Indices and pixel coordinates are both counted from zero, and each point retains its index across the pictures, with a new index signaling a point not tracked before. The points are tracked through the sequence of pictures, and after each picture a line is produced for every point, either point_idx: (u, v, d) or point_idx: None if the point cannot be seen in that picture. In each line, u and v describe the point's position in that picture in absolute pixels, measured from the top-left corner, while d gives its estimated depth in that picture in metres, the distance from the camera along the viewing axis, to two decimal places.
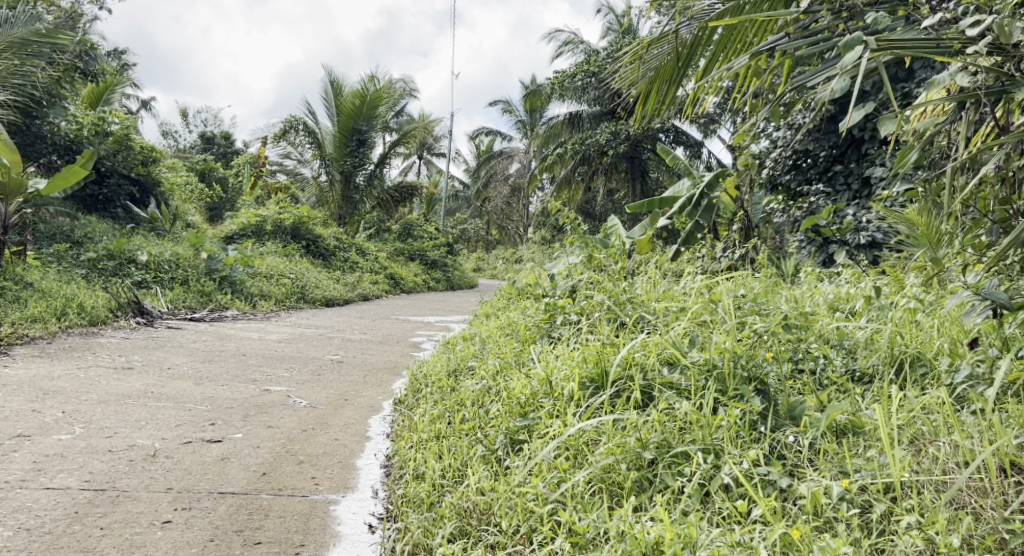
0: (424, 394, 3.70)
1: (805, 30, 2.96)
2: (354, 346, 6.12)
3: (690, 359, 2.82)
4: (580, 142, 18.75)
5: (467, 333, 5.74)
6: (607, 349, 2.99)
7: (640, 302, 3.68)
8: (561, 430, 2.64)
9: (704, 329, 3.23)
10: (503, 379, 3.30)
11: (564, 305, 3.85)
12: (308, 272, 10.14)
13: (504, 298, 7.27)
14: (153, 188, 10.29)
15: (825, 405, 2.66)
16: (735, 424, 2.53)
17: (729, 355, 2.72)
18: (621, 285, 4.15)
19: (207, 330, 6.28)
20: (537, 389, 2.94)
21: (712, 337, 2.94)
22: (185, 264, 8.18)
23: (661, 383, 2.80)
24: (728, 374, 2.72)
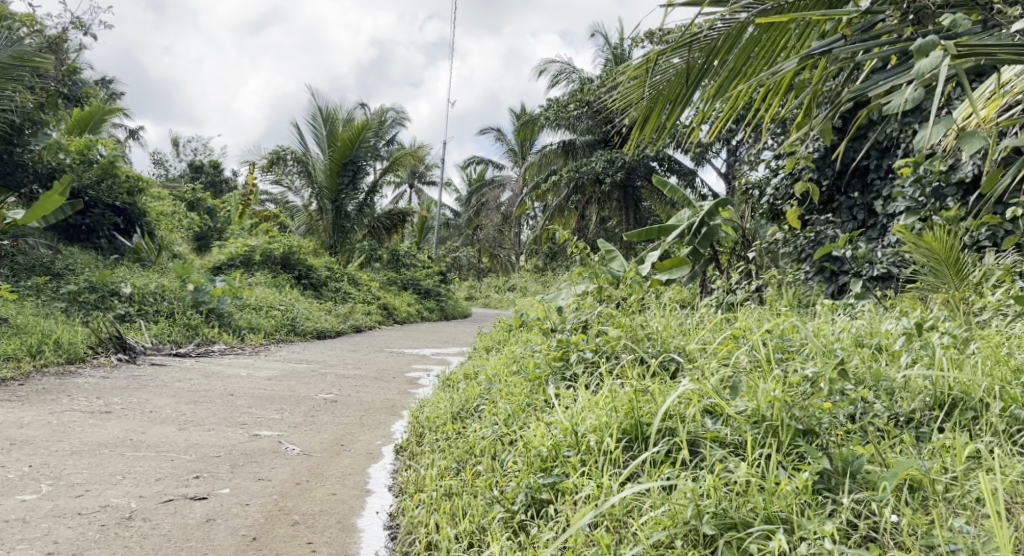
0: (428, 441, 3.43)
1: (865, 32, 2.75)
2: (347, 383, 5.82)
3: (735, 409, 2.61)
4: (574, 171, 18.61)
5: (470, 369, 5.49)
6: (639, 397, 2.73)
7: (660, 340, 3.44)
8: (600, 496, 2.37)
9: (740, 372, 2.99)
10: (518, 426, 3.04)
11: (576, 341, 3.58)
12: (298, 303, 9.85)
13: (504, 333, 7.01)
14: (139, 217, 10.01)
15: (890, 463, 2.43)
16: (804, 490, 2.28)
17: (779, 404, 2.52)
18: (636, 320, 3.92)
19: (192, 366, 5.97)
20: (562, 438, 2.68)
21: (757, 383, 2.74)
22: (170, 296, 7.88)
23: (708, 438, 2.54)
24: (783, 430, 2.49)
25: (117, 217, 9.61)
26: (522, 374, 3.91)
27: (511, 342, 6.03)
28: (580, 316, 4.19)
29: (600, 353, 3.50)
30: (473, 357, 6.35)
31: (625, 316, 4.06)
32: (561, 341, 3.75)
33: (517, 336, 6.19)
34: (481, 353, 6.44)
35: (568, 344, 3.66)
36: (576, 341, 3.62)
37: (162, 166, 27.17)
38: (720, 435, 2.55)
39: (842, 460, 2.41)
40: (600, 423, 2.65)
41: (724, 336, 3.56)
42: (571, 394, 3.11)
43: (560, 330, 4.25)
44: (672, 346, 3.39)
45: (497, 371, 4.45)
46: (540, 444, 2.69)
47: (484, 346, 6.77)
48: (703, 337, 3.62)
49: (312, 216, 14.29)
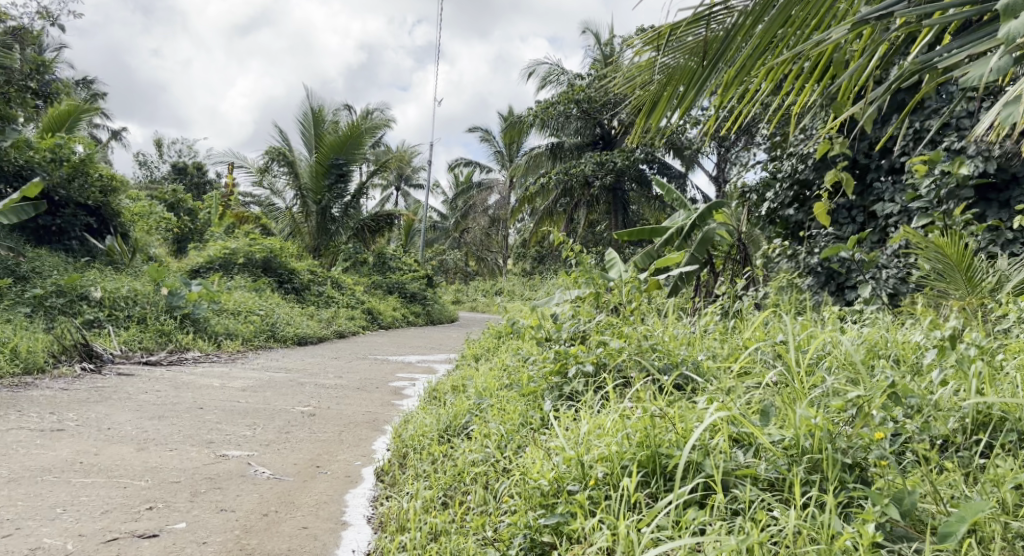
0: (411, 464, 3.11)
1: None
2: (327, 393, 5.48)
3: (769, 438, 2.38)
4: (563, 173, 18.34)
5: (458, 381, 5.18)
6: (657, 424, 2.43)
7: (669, 352, 3.17)
8: (617, 543, 2.09)
9: (768, 393, 2.72)
10: (514, 451, 2.74)
11: (574, 353, 3.29)
12: (279, 308, 9.50)
13: (494, 341, 6.71)
14: (112, 218, 9.61)
15: (952, 506, 2.20)
16: (862, 540, 2.03)
17: (821, 435, 2.30)
18: (639, 329, 3.63)
19: (162, 375, 5.62)
20: (566, 468, 2.39)
21: (792, 407, 2.51)
22: (142, 300, 7.52)
23: (741, 474, 2.28)
24: (827, 465, 2.26)
25: (89, 218, 9.24)
26: (514, 389, 3.62)
27: (502, 353, 5.73)
28: (576, 325, 3.91)
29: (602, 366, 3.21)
30: (460, 367, 6.04)
31: (626, 325, 3.78)
32: (556, 352, 3.45)
33: (509, 346, 5.90)
34: (469, 362, 6.13)
35: (563, 356, 3.36)
36: (574, 354, 3.32)
37: (145, 168, 26.72)
38: (755, 471, 2.30)
39: (892, 497, 2.18)
40: (610, 450, 2.36)
41: (734, 350, 3.29)
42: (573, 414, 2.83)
43: (554, 340, 3.96)
44: (683, 360, 3.12)
45: (487, 383, 4.15)
46: (544, 474, 2.40)
47: (471, 355, 6.46)
48: (711, 349, 3.35)
49: (295, 218, 13.84)
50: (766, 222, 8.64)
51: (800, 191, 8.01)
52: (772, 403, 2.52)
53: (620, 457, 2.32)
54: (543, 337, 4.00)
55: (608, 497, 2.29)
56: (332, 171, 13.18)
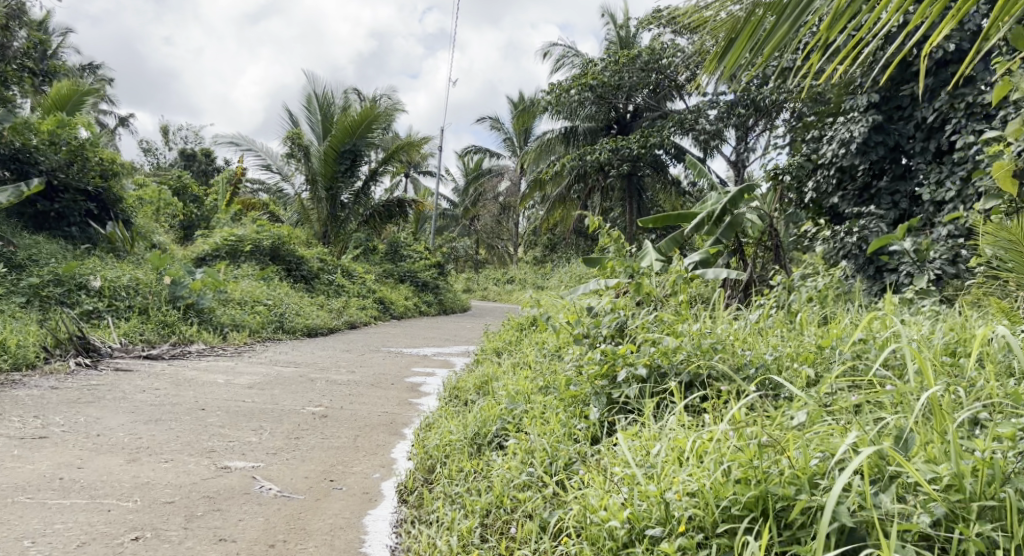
0: (448, 481, 2.75)
1: None
2: (340, 391, 5.09)
3: (925, 479, 2.05)
4: (578, 159, 17.85)
5: (479, 383, 4.78)
6: (759, 453, 2.11)
7: (739, 354, 2.84)
8: None
9: (887, 411, 2.39)
10: (578, 481, 2.43)
11: (619, 352, 2.92)
12: (288, 298, 9.12)
13: (516, 335, 6.32)
14: (114, 204, 9.25)
15: None
16: None
17: (985, 476, 2.00)
18: (691, 325, 3.26)
19: (162, 371, 5.24)
20: (646, 507, 2.13)
21: (936, 434, 2.18)
22: (144, 291, 7.12)
23: (901, 529, 1.97)
24: (1010, 517, 1.94)
25: (90, 204, 8.87)
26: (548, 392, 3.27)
27: (527, 350, 5.35)
28: (615, 320, 3.52)
29: (658, 369, 2.84)
30: (481, 363, 5.65)
31: (680, 322, 3.42)
32: (596, 349, 3.08)
33: (535, 344, 5.50)
34: (491, 359, 5.74)
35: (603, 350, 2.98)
36: (622, 352, 2.95)
37: (150, 154, 26.38)
38: (909, 521, 2.00)
39: None
40: (702, 486, 2.08)
41: (805, 351, 2.94)
42: (645, 432, 2.53)
43: (590, 338, 3.57)
44: (755, 366, 2.78)
45: (519, 383, 3.79)
46: (614, 512, 2.16)
47: (492, 350, 6.07)
48: (778, 347, 2.98)
49: (304, 204, 13.42)
50: (799, 206, 8.25)
51: (837, 175, 7.66)
52: (908, 429, 2.19)
53: (712, 497, 2.04)
54: (578, 334, 3.61)
55: (703, 544, 2.01)
56: (342, 156, 12.77)
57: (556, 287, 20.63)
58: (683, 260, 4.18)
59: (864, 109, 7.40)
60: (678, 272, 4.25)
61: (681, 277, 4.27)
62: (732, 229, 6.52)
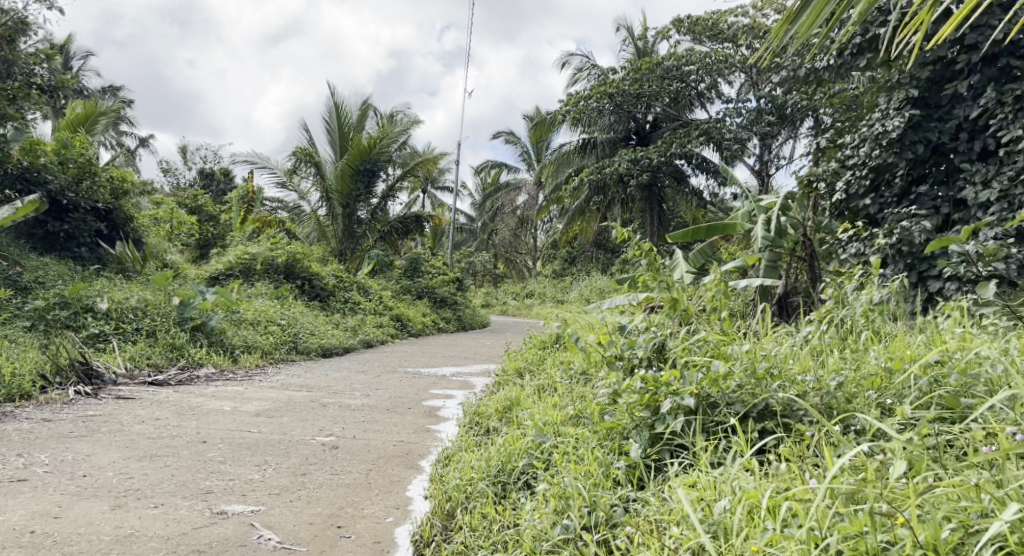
0: (477, 528, 2.51)
1: None
2: (352, 418, 4.78)
3: None
4: (597, 171, 17.51)
5: (502, 409, 4.46)
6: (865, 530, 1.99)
7: (797, 384, 2.55)
8: None
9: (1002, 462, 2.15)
10: (630, 541, 2.20)
11: (661, 382, 2.63)
12: (302, 317, 8.84)
13: (539, 355, 5.99)
14: (125, 223, 9.04)
15: None
16: None
17: None
18: (739, 344, 2.97)
19: (166, 399, 4.95)
20: None
21: None
22: (152, 313, 6.88)
23: None
24: None
25: (100, 223, 8.67)
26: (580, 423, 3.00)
27: (553, 372, 5.03)
28: (653, 338, 3.21)
29: (706, 399, 2.55)
30: (502, 387, 5.32)
31: (727, 341, 3.11)
32: (633, 377, 2.80)
33: (561, 365, 5.18)
34: (513, 382, 5.42)
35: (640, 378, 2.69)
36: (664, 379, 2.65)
37: (169, 174, 26.50)
38: None
39: None
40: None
41: (870, 375, 2.64)
42: (703, 484, 2.30)
43: (622, 358, 3.27)
44: (818, 395, 2.51)
45: (549, 408, 3.52)
46: None
47: (515, 371, 5.75)
48: (840, 370, 2.69)
49: (320, 221, 13.17)
50: (834, 214, 7.90)
51: (874, 177, 7.32)
52: None
53: None
54: (610, 355, 3.31)
55: None
56: (358, 173, 12.56)
57: (577, 301, 20.23)
58: (723, 271, 3.85)
59: (902, 109, 7.08)
60: (718, 285, 3.91)
61: (722, 291, 3.95)
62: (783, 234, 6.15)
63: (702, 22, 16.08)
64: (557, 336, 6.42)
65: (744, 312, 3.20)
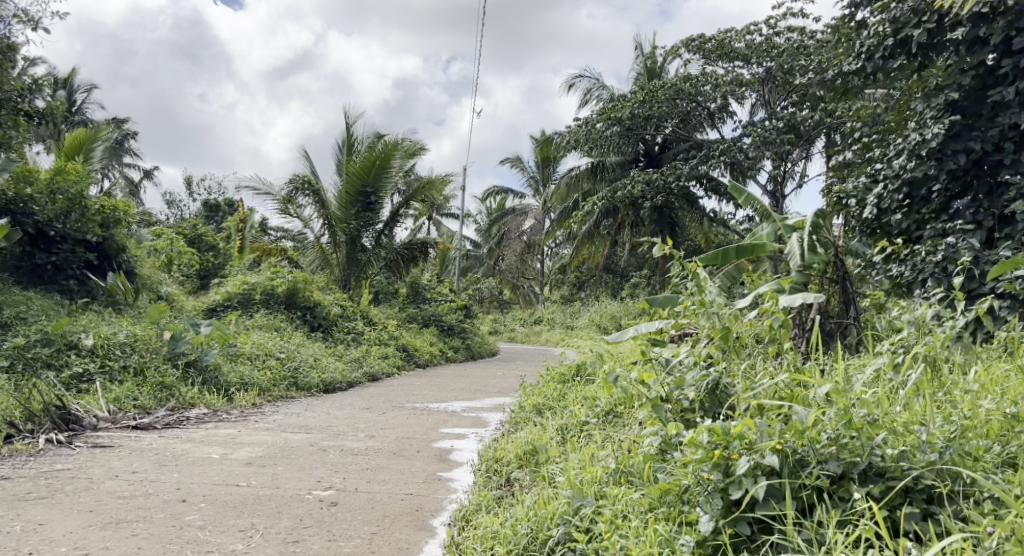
0: None
1: None
2: (353, 465, 4.28)
3: None
4: (609, 195, 17.03)
5: (524, 457, 4.01)
6: None
7: (913, 443, 2.38)
8: None
9: None
10: None
11: (732, 436, 2.45)
12: (303, 349, 8.36)
13: (558, 390, 5.50)
14: (117, 254, 8.59)
15: None
16: None
17: None
18: (812, 394, 2.64)
19: (147, 447, 4.46)
20: None
21: None
22: (142, 349, 6.41)
23: None
24: None
25: (89, 253, 8.22)
26: (630, 484, 2.78)
27: (579, 411, 4.56)
28: (707, 377, 2.87)
29: (792, 458, 2.38)
30: (521, 430, 4.84)
31: (796, 385, 2.83)
32: (696, 430, 2.59)
33: (587, 404, 4.71)
34: (533, 423, 4.92)
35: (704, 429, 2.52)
36: (739, 431, 2.47)
37: (173, 205, 26.23)
38: None
39: None
40: None
41: (985, 421, 2.48)
42: None
43: (670, 399, 2.95)
44: (934, 449, 2.35)
45: (586, 457, 3.21)
46: None
47: (534, 410, 5.26)
48: (951, 416, 2.51)
49: (324, 249, 12.64)
50: (867, 233, 7.55)
51: (907, 191, 6.95)
52: None
53: None
54: (655, 396, 2.96)
55: None
56: (359, 199, 12.15)
57: (587, 327, 19.68)
58: (781, 298, 3.42)
59: (940, 118, 6.74)
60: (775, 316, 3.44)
61: (782, 321, 3.50)
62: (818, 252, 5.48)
63: (712, 41, 15.79)
64: (577, 369, 5.94)
65: (811, 351, 2.89)
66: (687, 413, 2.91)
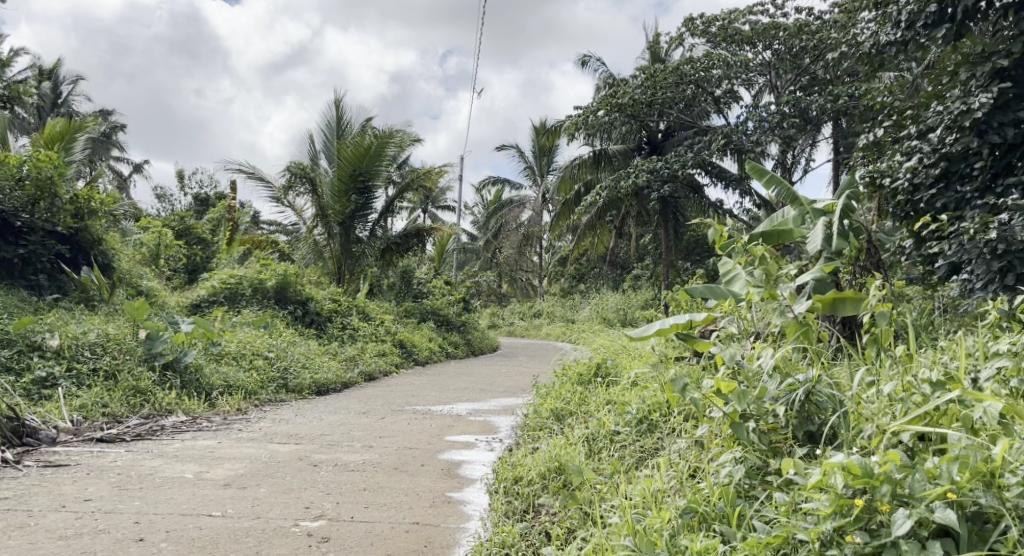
0: None
1: None
2: (348, 485, 3.69)
3: None
4: (613, 184, 16.40)
5: (550, 477, 3.45)
6: None
7: None
8: None
9: None
10: None
11: (877, 482, 2.16)
12: (294, 348, 7.75)
13: (579, 393, 4.92)
14: (91, 248, 7.96)
15: None
16: None
17: None
18: (973, 413, 2.33)
19: (109, 464, 3.85)
20: None
21: None
22: (114, 350, 5.79)
23: None
24: None
25: (60, 245, 7.59)
26: (713, 531, 2.39)
27: (608, 419, 3.99)
28: (796, 394, 2.62)
29: (965, 511, 2.07)
30: (540, 442, 4.27)
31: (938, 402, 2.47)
32: (825, 470, 2.26)
33: (616, 411, 4.15)
34: (553, 435, 4.34)
35: (833, 465, 2.23)
36: (885, 475, 2.17)
37: (164, 199, 25.63)
38: None
39: None
40: None
41: None
42: None
43: (752, 419, 2.64)
44: None
45: (648, 493, 2.72)
46: None
47: (552, 416, 4.68)
48: None
49: (316, 242, 12.00)
50: (901, 215, 7.02)
51: (944, 165, 6.47)
52: None
53: None
54: (734, 413, 2.64)
55: None
56: (354, 187, 11.54)
57: (588, 321, 19.12)
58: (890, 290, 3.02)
59: (988, 87, 6.21)
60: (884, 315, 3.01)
61: (877, 322, 3.12)
62: (849, 238, 4.79)
63: (717, 22, 15.12)
64: (597, 369, 5.37)
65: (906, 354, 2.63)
66: (777, 437, 2.62)
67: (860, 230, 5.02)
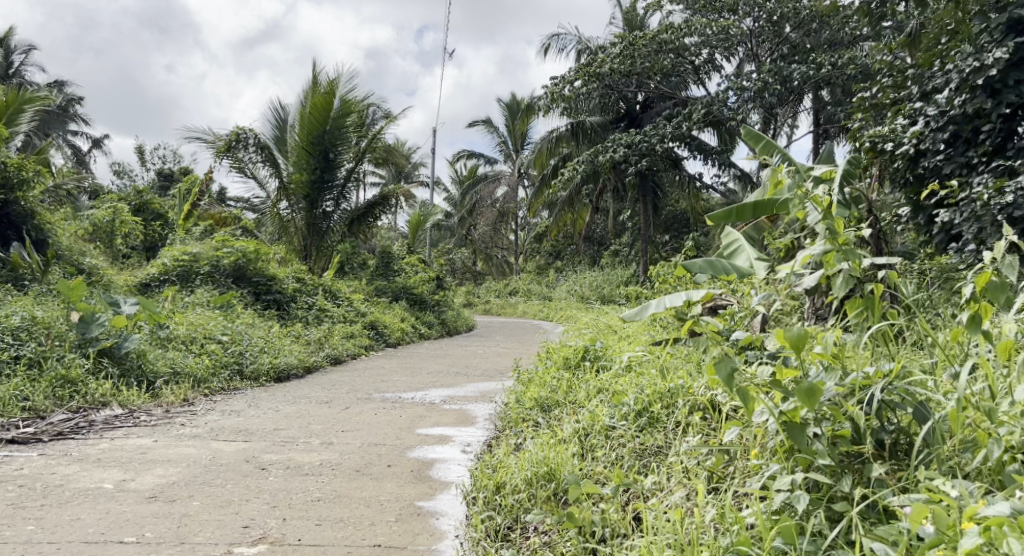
0: None
1: None
2: (297, 495, 3.11)
3: None
4: (591, 157, 15.82)
5: (537, 484, 2.91)
6: None
7: None
8: None
9: None
10: None
11: None
12: (251, 330, 7.12)
13: (564, 380, 4.37)
14: (22, 225, 7.23)
15: None
16: None
17: None
18: None
19: (13, 473, 3.24)
20: None
21: None
22: (40, 336, 5.13)
23: None
24: None
25: None
26: None
27: (600, 411, 3.46)
28: (867, 397, 2.17)
29: None
30: (523, 438, 3.73)
31: None
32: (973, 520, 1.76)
33: (610, 401, 3.61)
34: (538, 430, 3.81)
35: (998, 524, 1.72)
36: None
37: (125, 176, 24.66)
38: None
39: None
40: None
41: None
42: None
43: (814, 423, 2.16)
44: None
45: (674, 525, 2.22)
46: None
47: (536, 407, 4.14)
48: None
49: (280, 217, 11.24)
50: (902, 183, 6.53)
51: (952, 127, 5.95)
52: None
53: None
54: (792, 415, 2.14)
55: None
56: (319, 154, 10.78)
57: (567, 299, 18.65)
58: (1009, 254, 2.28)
59: (1002, 42, 5.68)
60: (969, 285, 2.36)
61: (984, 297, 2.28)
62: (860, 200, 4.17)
63: None
64: (585, 352, 4.83)
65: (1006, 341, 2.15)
66: (849, 451, 2.15)
67: (862, 197, 4.44)
